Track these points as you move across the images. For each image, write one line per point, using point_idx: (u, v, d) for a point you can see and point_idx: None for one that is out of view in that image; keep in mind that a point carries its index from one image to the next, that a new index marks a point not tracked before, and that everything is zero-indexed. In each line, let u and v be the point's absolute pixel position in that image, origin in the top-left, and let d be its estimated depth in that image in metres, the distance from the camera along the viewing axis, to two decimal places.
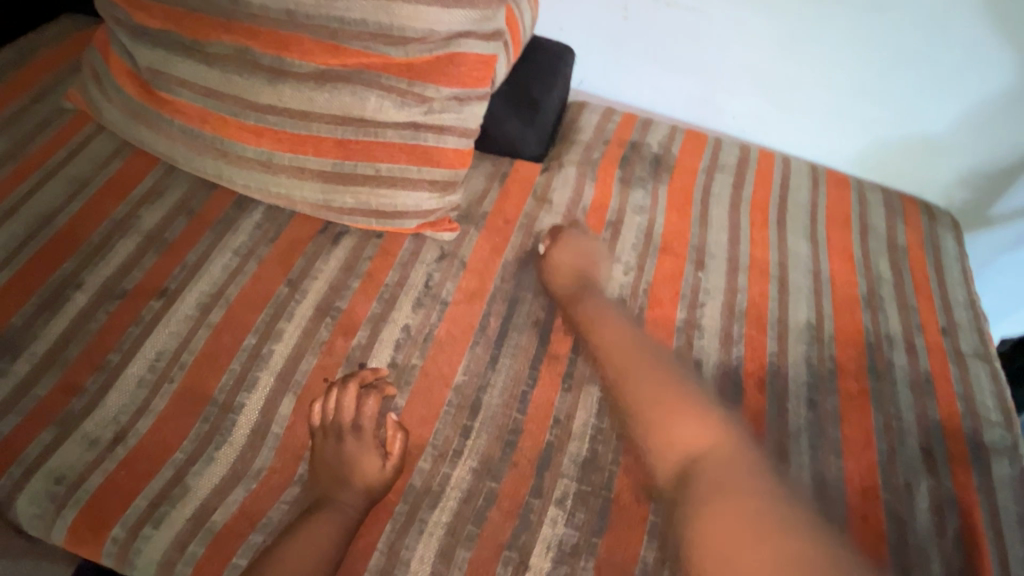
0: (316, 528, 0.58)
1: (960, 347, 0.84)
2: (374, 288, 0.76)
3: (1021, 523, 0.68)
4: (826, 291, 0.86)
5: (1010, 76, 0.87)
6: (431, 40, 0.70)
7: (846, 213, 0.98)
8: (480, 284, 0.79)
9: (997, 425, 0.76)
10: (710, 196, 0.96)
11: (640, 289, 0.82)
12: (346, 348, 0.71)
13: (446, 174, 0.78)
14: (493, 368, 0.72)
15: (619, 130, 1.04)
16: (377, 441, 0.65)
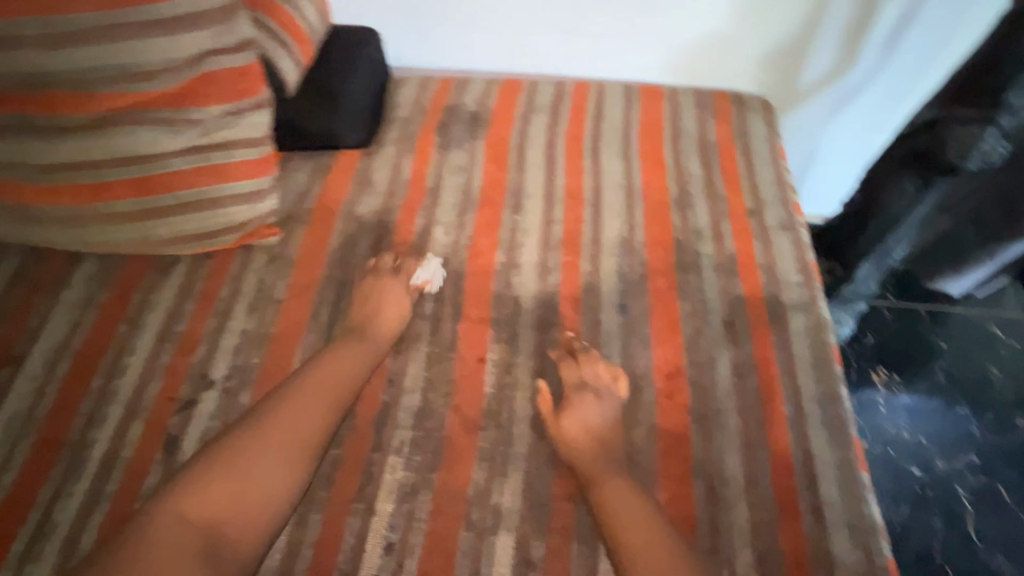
0: (342, 359, 0.72)
1: (767, 222, 0.90)
2: (209, 305, 0.82)
3: (813, 364, 0.76)
4: (638, 202, 0.92)
5: None
6: (179, 66, 0.74)
7: (658, 123, 1.03)
8: (309, 277, 0.85)
9: (795, 283, 0.83)
10: (526, 140, 1.01)
11: (461, 244, 0.88)
12: (189, 365, 0.77)
13: (247, 184, 0.83)
14: (328, 349, 0.78)
15: (436, 97, 1.08)
16: None
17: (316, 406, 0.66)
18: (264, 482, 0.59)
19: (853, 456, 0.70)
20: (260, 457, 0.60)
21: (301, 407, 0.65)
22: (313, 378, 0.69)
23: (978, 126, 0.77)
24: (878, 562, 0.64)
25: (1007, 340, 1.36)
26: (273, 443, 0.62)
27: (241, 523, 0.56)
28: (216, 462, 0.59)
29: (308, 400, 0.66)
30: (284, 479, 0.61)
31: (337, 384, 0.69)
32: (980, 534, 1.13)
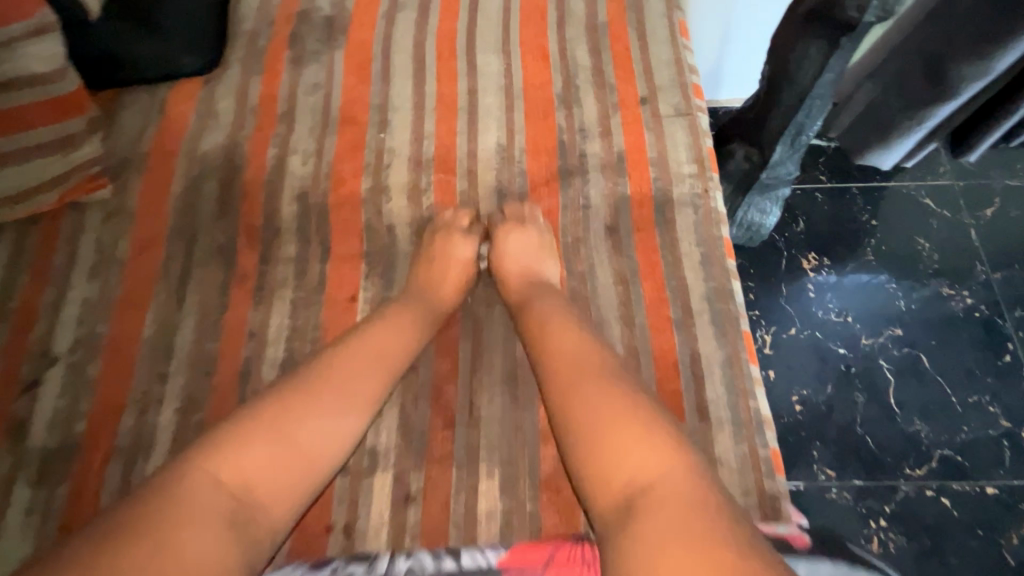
0: (396, 320, 0.65)
1: (660, 111, 0.81)
2: (43, 274, 0.73)
3: (704, 261, 0.72)
4: (519, 103, 0.82)
5: None
6: None
7: (542, 6, 0.90)
8: (153, 230, 0.75)
9: (688, 178, 0.77)
10: (392, 42, 0.87)
11: (322, 173, 0.78)
12: (29, 344, 0.70)
13: (52, 131, 0.71)
14: (182, 308, 0.71)
15: (285, 3, 0.92)
16: (78, 416, 0.66)
17: (371, 368, 0.59)
18: (308, 439, 0.52)
19: (741, 352, 0.67)
20: (308, 413, 0.53)
21: (331, 386, 0.56)
22: (365, 337, 0.61)
23: None
24: (761, 453, 0.63)
25: (937, 210, 1.33)
26: (318, 397, 0.55)
27: (279, 488, 0.50)
28: (257, 415, 0.52)
29: (363, 364, 0.59)
30: (326, 441, 0.53)
31: (362, 370, 0.58)
32: (899, 402, 1.16)
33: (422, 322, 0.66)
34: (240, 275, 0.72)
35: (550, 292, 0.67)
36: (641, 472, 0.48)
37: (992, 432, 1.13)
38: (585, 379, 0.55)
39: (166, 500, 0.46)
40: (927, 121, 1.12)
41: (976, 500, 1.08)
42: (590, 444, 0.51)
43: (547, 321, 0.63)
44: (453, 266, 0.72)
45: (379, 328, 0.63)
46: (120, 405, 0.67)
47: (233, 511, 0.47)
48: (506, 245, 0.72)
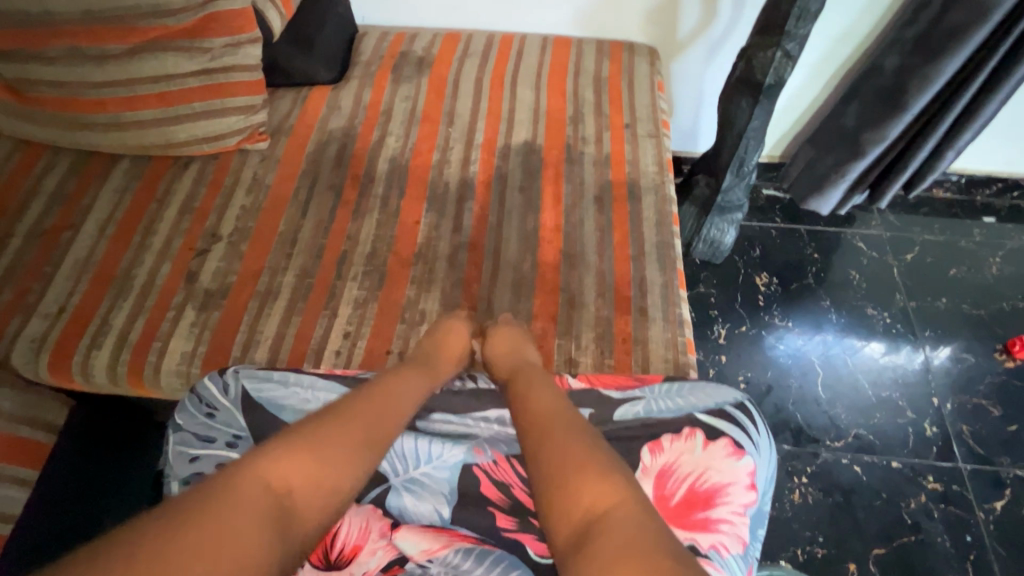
0: (405, 374, 0.78)
1: (637, 132, 1.20)
2: (216, 188, 1.10)
3: (656, 223, 1.06)
4: (542, 119, 1.21)
5: None
6: (191, 8, 1.02)
7: (565, 64, 1.32)
8: (291, 169, 1.13)
9: (650, 173, 1.13)
10: (461, 77, 1.29)
11: (406, 148, 1.16)
12: (203, 228, 1.05)
13: (243, 100, 1.12)
14: (305, 217, 1.07)
15: (391, 46, 1.36)
16: (231, 273, 1.00)
17: (408, 389, 0.76)
18: (334, 471, 0.58)
19: (674, 279, 1.00)
20: (330, 446, 0.60)
21: (363, 421, 0.65)
22: (380, 388, 0.73)
23: (772, 50, 1.06)
24: (679, 339, 0.94)
25: (868, 251, 1.67)
26: (345, 433, 0.62)
27: (315, 502, 0.55)
28: (333, 416, 0.64)
29: (394, 393, 0.73)
30: (382, 430, 0.66)
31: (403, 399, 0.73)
32: (826, 390, 1.43)
33: (424, 383, 0.80)
34: (345, 202, 1.09)
35: (533, 372, 0.81)
36: (600, 503, 0.56)
37: (900, 421, 1.39)
38: (554, 429, 0.66)
39: (223, 504, 0.49)
40: (849, 174, 1.49)
41: (884, 471, 1.32)
42: (563, 480, 0.59)
43: (529, 389, 0.76)
44: (455, 343, 0.89)
45: (392, 377, 0.76)
46: (259, 270, 1.01)
47: (277, 513, 0.52)
48: (496, 338, 0.90)
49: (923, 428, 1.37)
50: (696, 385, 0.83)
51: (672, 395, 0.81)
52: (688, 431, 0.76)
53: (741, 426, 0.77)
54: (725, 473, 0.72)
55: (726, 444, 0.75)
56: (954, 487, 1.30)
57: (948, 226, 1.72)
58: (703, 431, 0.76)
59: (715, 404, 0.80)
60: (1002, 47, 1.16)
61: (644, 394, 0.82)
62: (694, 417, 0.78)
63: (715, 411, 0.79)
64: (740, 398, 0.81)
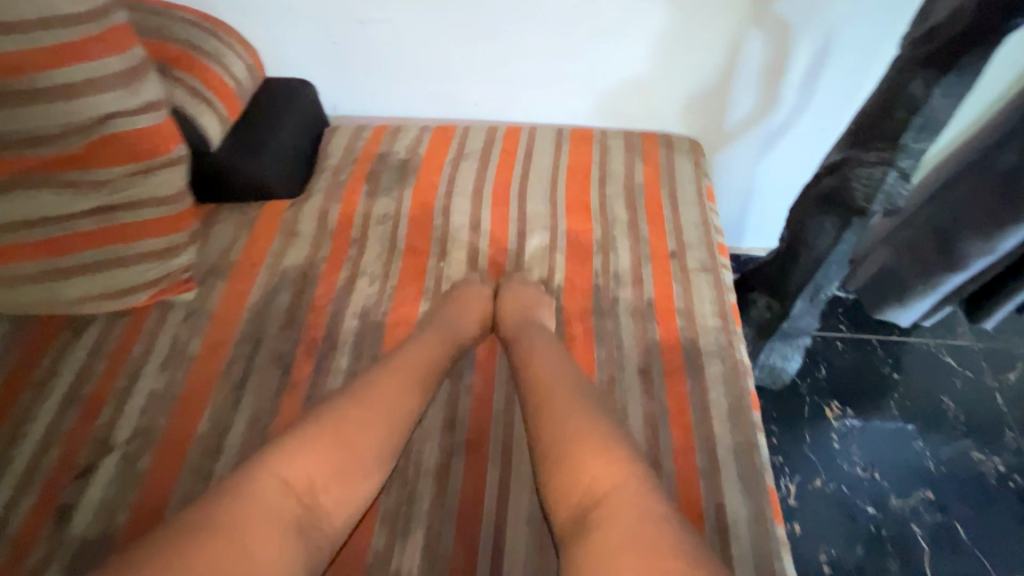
0: (423, 346, 0.74)
1: (688, 265, 0.90)
2: (119, 364, 0.80)
3: (731, 411, 0.75)
4: (561, 245, 0.93)
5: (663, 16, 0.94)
6: (77, 130, 0.73)
7: (587, 167, 1.03)
8: (225, 332, 0.83)
9: (713, 328, 0.83)
10: (455, 186, 1.01)
11: (385, 294, 0.87)
12: (92, 429, 0.74)
13: (160, 243, 0.83)
14: (238, 408, 0.76)
15: (368, 146, 1.08)
16: (120, 506, 0.69)
17: (426, 360, 0.72)
18: (359, 449, 0.59)
19: (766, 510, 0.69)
20: (358, 425, 0.61)
21: (392, 389, 0.66)
22: (407, 354, 0.72)
23: (880, 169, 0.77)
24: None
25: (959, 369, 1.35)
26: (372, 412, 0.62)
27: (341, 496, 0.57)
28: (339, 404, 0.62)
29: (405, 378, 0.68)
30: (396, 405, 0.65)
31: (416, 371, 0.70)
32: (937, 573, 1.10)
33: (462, 300, 0.83)
34: (295, 383, 0.78)
35: (541, 336, 0.76)
36: (600, 480, 0.54)
37: None
38: (555, 400, 0.64)
39: (247, 502, 0.52)
40: (940, 287, 1.20)
41: None
42: (562, 454, 0.58)
43: (531, 352, 0.73)
44: (474, 309, 0.83)
45: (411, 352, 0.73)
46: (161, 503, 0.69)
47: (299, 516, 0.53)
48: (507, 299, 0.84)
49: None
50: None
51: None
52: None
53: None
54: None
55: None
56: None
57: None
58: None
59: None
60: None
61: None
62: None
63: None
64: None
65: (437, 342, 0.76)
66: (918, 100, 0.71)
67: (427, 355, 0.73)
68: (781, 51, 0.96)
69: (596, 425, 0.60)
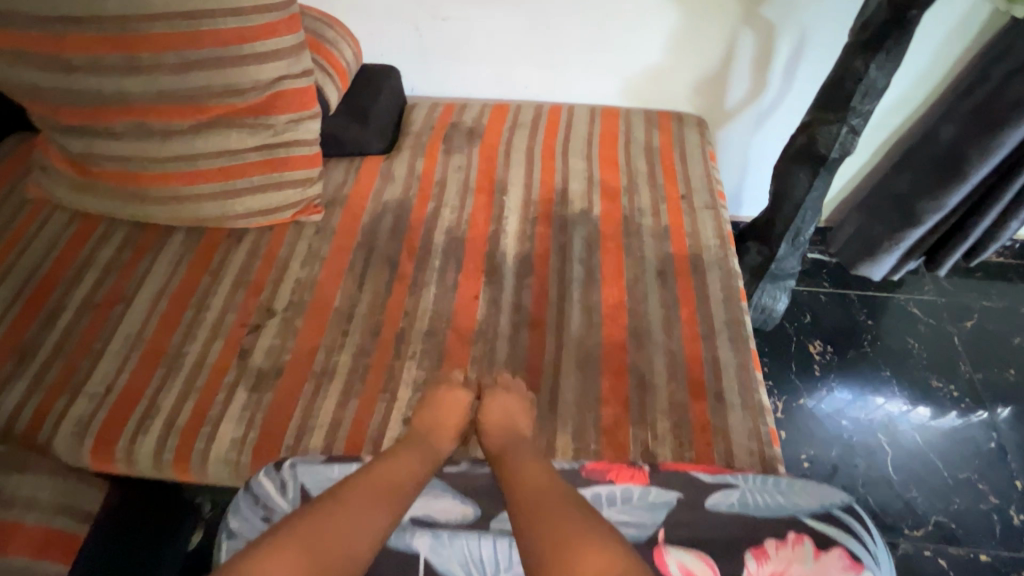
0: (404, 459, 0.76)
1: (694, 204, 1.17)
2: (272, 261, 1.09)
3: (724, 299, 1.02)
4: (596, 188, 1.20)
5: (676, 17, 1.22)
6: (258, 87, 1.02)
7: (614, 134, 1.32)
8: (347, 241, 1.12)
9: (713, 246, 1.10)
10: (512, 147, 1.30)
11: (463, 219, 1.15)
12: (258, 302, 1.03)
13: (302, 174, 1.11)
14: (361, 291, 1.04)
15: (442, 117, 1.38)
16: (286, 349, 0.97)
17: (414, 462, 0.76)
18: (328, 550, 0.59)
19: (749, 360, 0.95)
20: (339, 524, 0.62)
21: (372, 495, 0.67)
22: (381, 471, 0.72)
23: (837, 124, 1.05)
24: (763, 429, 0.88)
25: (924, 317, 1.60)
26: (357, 514, 0.64)
27: None
28: (317, 504, 0.64)
29: (397, 469, 0.73)
30: (387, 498, 0.68)
31: (406, 476, 0.73)
32: (897, 470, 1.34)
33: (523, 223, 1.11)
34: (402, 276, 1.06)
35: (526, 446, 0.80)
36: None
37: (982, 507, 1.29)
38: (550, 506, 0.66)
39: None
40: (903, 242, 1.45)
41: (970, 564, 1.21)
42: (559, 555, 0.59)
43: (523, 460, 0.76)
44: (451, 415, 0.86)
45: (396, 458, 0.75)
46: (314, 348, 0.97)
47: None
48: (493, 401, 0.87)
49: (1009, 516, 1.27)
50: (797, 482, 0.79)
51: (768, 491, 0.77)
52: (794, 537, 0.70)
53: (856, 534, 0.71)
54: None
55: (841, 555, 0.67)
56: None
57: (1007, 292, 1.65)
58: (812, 537, 0.70)
59: (821, 505, 0.75)
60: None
61: (737, 484, 0.78)
62: (799, 519, 0.72)
63: (824, 513, 0.74)
64: (847, 501, 0.76)
65: (428, 457, 0.79)
66: (860, 73, 0.98)
67: (418, 457, 0.77)
68: (768, 46, 1.24)
69: (583, 515, 0.63)
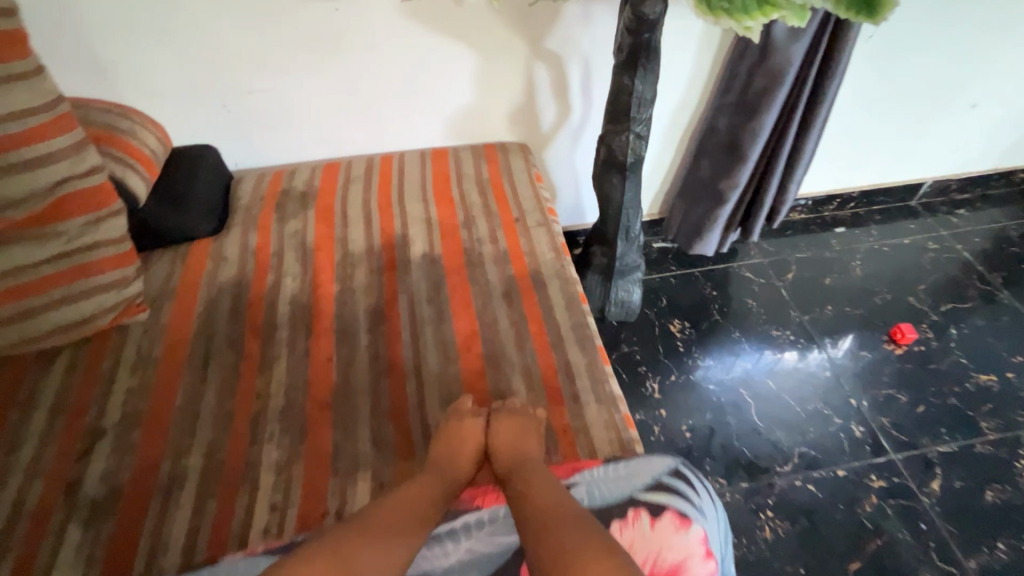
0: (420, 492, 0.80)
1: (528, 223, 1.26)
2: (94, 375, 0.98)
3: (567, 305, 1.10)
4: (435, 228, 1.24)
5: (472, 59, 1.32)
6: (40, 193, 0.94)
7: (446, 172, 1.38)
8: (181, 334, 1.04)
9: (550, 259, 1.18)
10: (348, 203, 1.31)
11: (306, 284, 1.13)
12: (82, 425, 0.92)
13: (114, 275, 1.04)
14: (204, 383, 0.97)
15: (271, 186, 1.35)
16: (123, 468, 0.88)
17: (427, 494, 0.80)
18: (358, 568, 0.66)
19: (596, 357, 1.02)
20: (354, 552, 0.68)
21: (380, 537, 0.71)
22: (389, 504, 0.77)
23: (624, 134, 1.20)
24: (617, 415, 0.95)
25: (756, 279, 1.84)
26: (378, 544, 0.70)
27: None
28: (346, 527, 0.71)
29: (395, 518, 0.75)
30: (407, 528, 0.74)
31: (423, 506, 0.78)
32: (762, 417, 1.50)
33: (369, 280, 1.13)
34: (247, 356, 1.01)
35: (533, 462, 0.84)
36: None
37: (831, 428, 1.48)
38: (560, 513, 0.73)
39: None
40: (720, 219, 1.63)
41: (834, 481, 1.38)
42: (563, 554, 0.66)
43: (532, 472, 0.82)
44: (469, 443, 0.88)
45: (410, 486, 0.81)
46: (157, 458, 0.89)
47: None
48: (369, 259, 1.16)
49: (852, 430, 1.47)
50: (632, 461, 0.86)
51: (613, 477, 0.83)
52: (633, 515, 0.79)
53: (682, 494, 0.82)
54: (679, 551, 0.76)
55: (671, 518, 0.79)
56: (896, 479, 1.38)
57: (812, 243, 1.95)
58: (648, 512, 0.79)
59: (653, 477, 0.83)
60: (786, 139, 1.45)
61: (585, 480, 0.83)
62: (636, 497, 0.81)
63: (655, 485, 0.82)
64: (674, 465, 0.85)
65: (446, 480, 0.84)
66: (629, 87, 1.13)
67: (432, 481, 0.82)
68: (560, 72, 1.38)
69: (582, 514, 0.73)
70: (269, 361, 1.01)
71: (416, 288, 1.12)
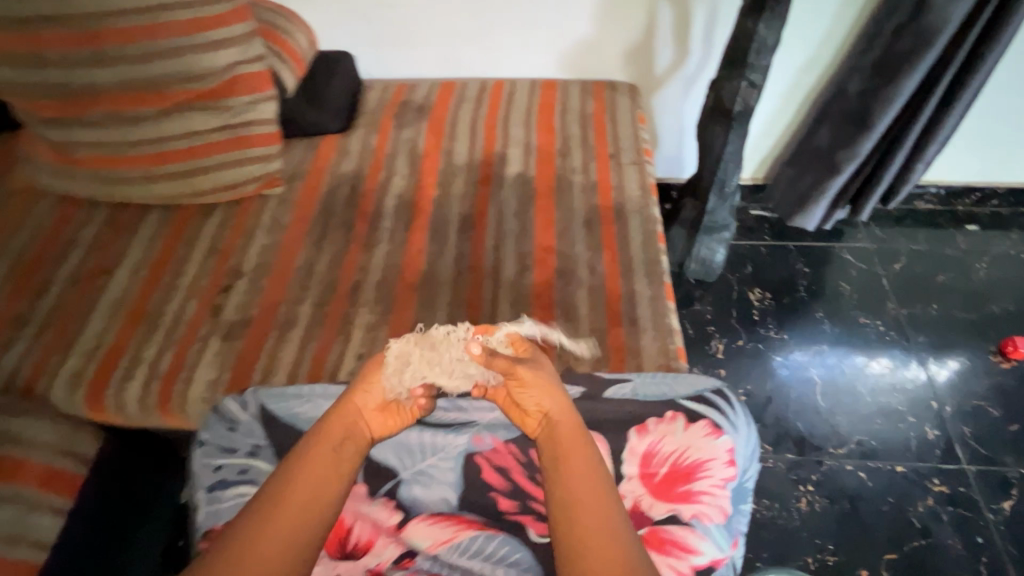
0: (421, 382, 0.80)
1: (622, 161, 1.29)
2: (239, 230, 1.20)
3: (643, 241, 1.14)
4: (532, 153, 1.32)
5: None
6: (217, 71, 1.15)
7: (551, 103, 1.43)
8: (306, 210, 1.23)
9: (635, 196, 1.22)
10: (457, 119, 1.41)
11: (411, 185, 1.27)
12: (227, 267, 1.15)
13: (262, 151, 1.23)
14: (320, 251, 1.16)
15: (394, 96, 1.49)
16: (253, 304, 1.09)
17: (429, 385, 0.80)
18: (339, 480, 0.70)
19: (661, 292, 1.07)
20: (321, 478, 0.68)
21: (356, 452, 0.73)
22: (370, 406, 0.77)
23: (737, 80, 1.18)
24: (669, 346, 1.00)
25: (857, 263, 1.72)
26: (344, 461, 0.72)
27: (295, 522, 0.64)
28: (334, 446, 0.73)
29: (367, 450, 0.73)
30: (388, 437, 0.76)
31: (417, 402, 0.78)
32: (825, 399, 1.46)
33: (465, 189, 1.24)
34: (356, 237, 1.18)
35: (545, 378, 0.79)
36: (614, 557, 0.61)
37: (901, 425, 1.41)
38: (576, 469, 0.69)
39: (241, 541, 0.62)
40: (829, 190, 1.52)
41: (888, 475, 1.34)
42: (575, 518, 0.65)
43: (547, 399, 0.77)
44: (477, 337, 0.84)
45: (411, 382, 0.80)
46: (278, 302, 1.09)
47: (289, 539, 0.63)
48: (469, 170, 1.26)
49: (924, 432, 1.40)
50: (680, 373, 0.92)
51: (658, 382, 0.91)
52: (669, 416, 0.86)
53: (720, 410, 0.87)
54: (704, 453, 0.82)
55: (705, 425, 0.85)
56: (961, 488, 1.31)
57: (934, 236, 1.78)
58: (684, 416, 0.86)
59: (696, 390, 0.89)
60: (923, 113, 1.33)
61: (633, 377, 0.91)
62: (676, 400, 0.88)
63: (696, 396, 0.88)
64: (718, 385, 0.90)
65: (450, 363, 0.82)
66: (751, 31, 1.11)
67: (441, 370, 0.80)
68: (684, 12, 1.35)
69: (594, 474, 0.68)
70: (373, 242, 1.17)
71: (506, 201, 1.22)
